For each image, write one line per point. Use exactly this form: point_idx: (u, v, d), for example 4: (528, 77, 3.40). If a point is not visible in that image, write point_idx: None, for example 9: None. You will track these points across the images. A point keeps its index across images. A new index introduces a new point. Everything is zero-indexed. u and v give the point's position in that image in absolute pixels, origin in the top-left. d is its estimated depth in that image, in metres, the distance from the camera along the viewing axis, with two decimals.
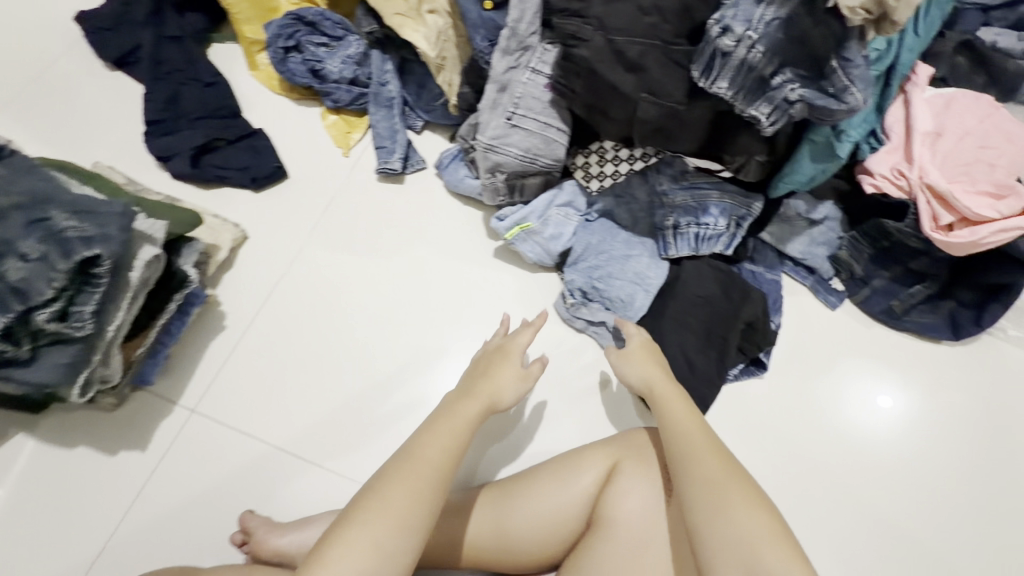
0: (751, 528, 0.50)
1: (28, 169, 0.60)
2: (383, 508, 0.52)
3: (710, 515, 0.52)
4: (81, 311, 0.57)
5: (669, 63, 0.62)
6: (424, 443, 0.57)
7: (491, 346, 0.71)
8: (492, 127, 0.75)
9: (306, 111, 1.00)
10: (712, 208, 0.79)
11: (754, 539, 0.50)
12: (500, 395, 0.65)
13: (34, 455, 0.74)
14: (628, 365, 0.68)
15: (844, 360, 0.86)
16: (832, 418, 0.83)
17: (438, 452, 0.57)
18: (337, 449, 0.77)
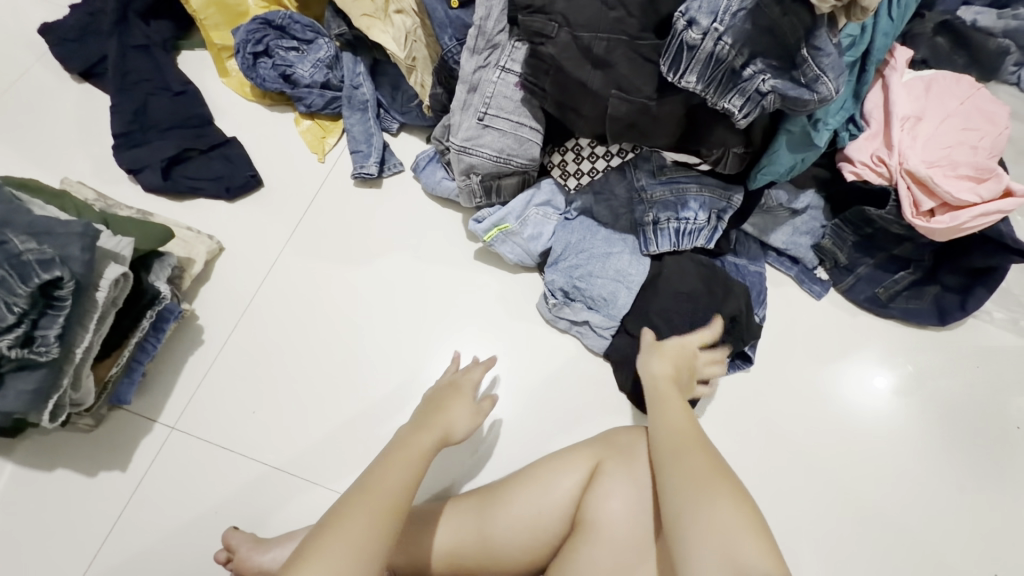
0: (730, 521, 0.49)
1: None
2: (343, 535, 0.50)
3: (689, 510, 0.51)
4: (45, 334, 0.55)
5: (637, 58, 0.60)
6: (382, 473, 0.57)
7: (445, 381, 0.73)
8: (464, 128, 0.74)
9: (279, 117, 0.99)
10: (692, 202, 0.78)
11: (734, 533, 0.48)
12: (455, 427, 0.65)
13: (13, 478, 0.73)
14: (655, 358, 0.70)
15: (862, 350, 0.85)
16: (835, 401, 0.82)
17: (397, 483, 0.56)
18: (342, 467, 0.76)
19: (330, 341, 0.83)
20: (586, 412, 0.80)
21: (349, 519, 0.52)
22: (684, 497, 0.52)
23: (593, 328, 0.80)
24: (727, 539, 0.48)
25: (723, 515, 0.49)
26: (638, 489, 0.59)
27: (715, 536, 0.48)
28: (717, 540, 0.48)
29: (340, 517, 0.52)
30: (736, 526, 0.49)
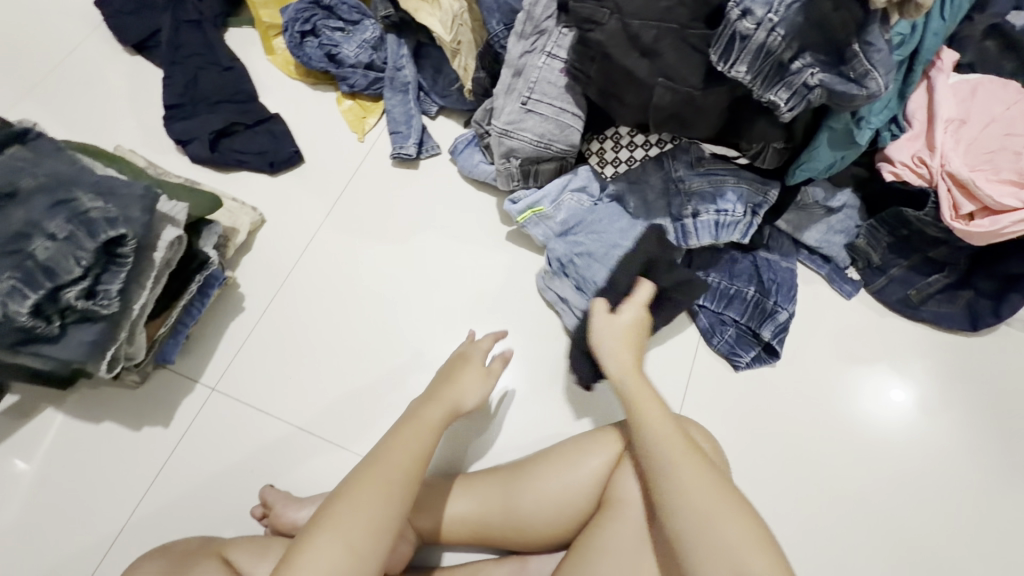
0: (737, 531, 0.50)
1: (54, 153, 0.62)
2: (359, 511, 0.52)
3: (693, 522, 0.51)
4: (107, 289, 0.58)
5: (685, 48, 0.60)
6: (392, 447, 0.58)
7: (458, 355, 0.73)
8: (507, 112, 0.75)
9: (322, 96, 1.01)
10: (729, 194, 0.78)
11: (740, 550, 0.49)
12: (462, 400, 0.67)
13: (62, 429, 0.76)
14: (607, 336, 0.69)
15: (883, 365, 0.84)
16: (849, 407, 0.82)
17: (406, 456, 0.57)
18: (365, 434, 0.78)
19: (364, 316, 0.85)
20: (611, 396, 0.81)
21: (366, 496, 0.53)
22: (684, 508, 0.52)
23: (573, 307, 0.81)
24: (731, 553, 0.49)
25: (729, 529, 0.50)
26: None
27: (724, 550, 0.49)
28: (722, 555, 0.49)
29: (353, 495, 0.53)
30: (743, 541, 0.50)
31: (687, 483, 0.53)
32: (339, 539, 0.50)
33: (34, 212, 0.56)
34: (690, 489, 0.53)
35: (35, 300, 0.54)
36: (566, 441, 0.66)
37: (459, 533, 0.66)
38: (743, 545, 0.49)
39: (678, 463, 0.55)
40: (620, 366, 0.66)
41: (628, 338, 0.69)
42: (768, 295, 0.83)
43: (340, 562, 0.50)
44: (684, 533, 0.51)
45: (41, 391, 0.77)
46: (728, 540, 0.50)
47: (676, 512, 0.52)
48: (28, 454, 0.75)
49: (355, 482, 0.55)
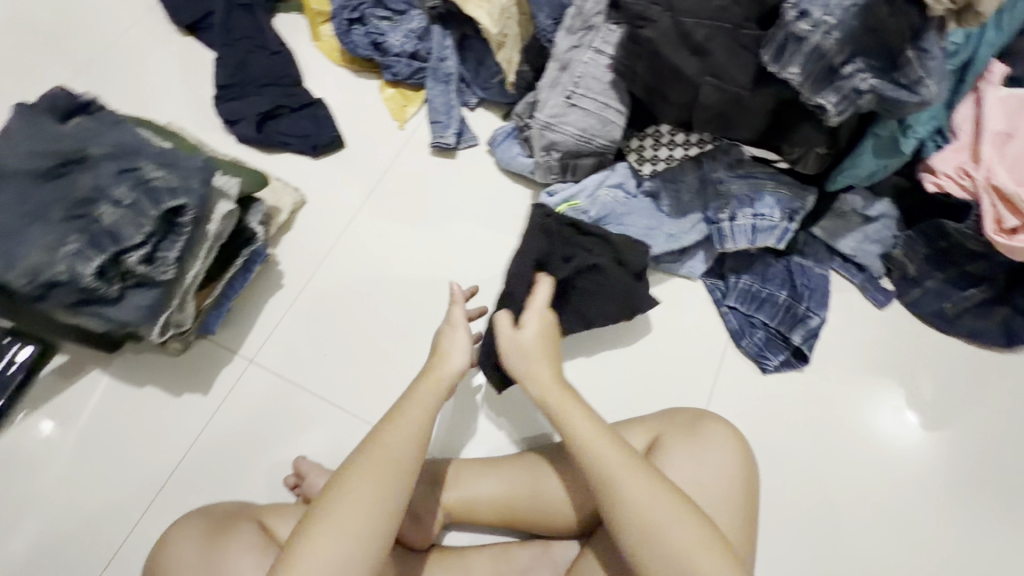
0: (686, 534, 0.51)
1: (114, 125, 0.65)
2: (354, 502, 0.52)
3: (642, 538, 0.52)
4: (164, 256, 0.60)
5: (736, 48, 0.61)
6: (387, 433, 0.57)
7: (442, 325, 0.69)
8: (551, 105, 0.77)
9: (365, 83, 1.03)
10: (767, 198, 0.79)
11: (689, 555, 0.51)
12: (451, 364, 0.64)
13: (105, 390, 0.79)
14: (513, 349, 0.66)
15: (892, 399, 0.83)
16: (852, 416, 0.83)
17: (401, 442, 0.57)
18: None
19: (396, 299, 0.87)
20: (637, 390, 0.82)
21: (358, 489, 0.53)
22: (633, 523, 0.52)
23: None
24: (680, 557, 0.51)
25: (674, 534, 0.51)
26: (695, 471, 0.60)
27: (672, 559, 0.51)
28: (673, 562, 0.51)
29: (345, 492, 0.53)
30: (694, 547, 0.51)
31: (632, 500, 0.53)
32: (339, 534, 0.51)
33: (102, 179, 0.59)
34: (643, 501, 0.53)
35: (100, 262, 0.56)
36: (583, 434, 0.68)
37: (486, 513, 0.67)
38: (691, 550, 0.51)
39: (616, 481, 0.54)
40: (539, 386, 0.62)
41: (540, 347, 0.65)
42: (800, 300, 0.83)
43: (344, 552, 0.50)
44: (636, 544, 0.52)
45: (88, 353, 0.80)
46: (676, 546, 0.51)
47: (624, 525, 0.53)
48: (72, 413, 0.78)
49: (346, 477, 0.54)
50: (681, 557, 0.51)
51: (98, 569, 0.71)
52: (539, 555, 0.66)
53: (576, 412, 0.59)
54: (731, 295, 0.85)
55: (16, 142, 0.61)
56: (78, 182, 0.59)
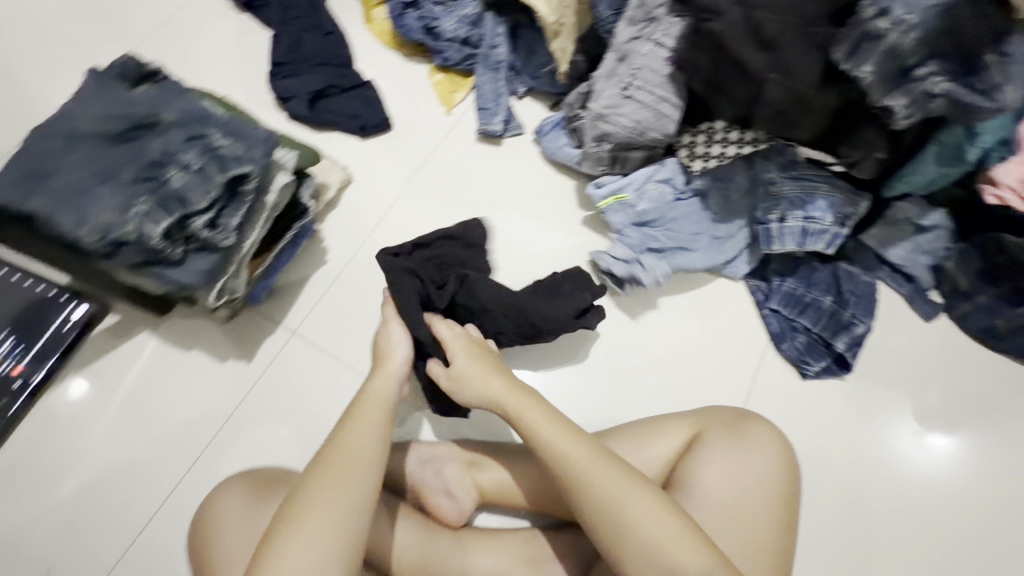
0: (661, 529, 0.51)
1: (178, 94, 0.67)
2: (322, 504, 0.53)
3: (617, 540, 0.52)
4: (227, 222, 0.62)
5: (808, 44, 0.59)
6: (344, 436, 0.59)
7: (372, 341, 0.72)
8: (606, 96, 0.77)
9: (414, 67, 1.04)
10: (820, 201, 0.78)
11: (666, 552, 0.50)
12: (393, 363, 0.67)
13: (154, 352, 0.81)
14: (466, 371, 0.65)
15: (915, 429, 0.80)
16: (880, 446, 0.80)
17: (359, 442, 0.58)
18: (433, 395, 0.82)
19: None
20: (674, 387, 0.82)
21: (324, 492, 0.54)
22: (604, 525, 0.53)
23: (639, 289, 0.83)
24: (659, 554, 0.50)
25: (650, 531, 0.51)
26: (738, 467, 0.60)
27: (649, 557, 0.51)
28: (651, 561, 0.50)
29: (311, 498, 0.53)
30: (672, 543, 0.50)
31: (601, 503, 0.53)
32: (312, 539, 0.51)
33: (170, 144, 0.60)
34: (616, 500, 0.53)
35: (167, 224, 0.58)
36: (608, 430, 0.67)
37: (522, 497, 0.68)
38: (669, 546, 0.50)
39: (584, 485, 0.54)
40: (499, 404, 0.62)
41: (485, 360, 0.67)
42: (845, 306, 0.81)
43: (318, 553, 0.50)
44: (612, 546, 0.52)
45: (138, 316, 0.83)
46: (652, 543, 0.51)
47: (601, 529, 0.53)
48: (121, 372, 0.80)
49: (309, 484, 0.55)
50: (660, 553, 0.50)
51: (142, 523, 0.74)
52: (571, 542, 0.66)
53: (538, 419, 0.59)
54: (774, 297, 0.84)
55: (89, 106, 0.63)
56: (146, 147, 0.61)
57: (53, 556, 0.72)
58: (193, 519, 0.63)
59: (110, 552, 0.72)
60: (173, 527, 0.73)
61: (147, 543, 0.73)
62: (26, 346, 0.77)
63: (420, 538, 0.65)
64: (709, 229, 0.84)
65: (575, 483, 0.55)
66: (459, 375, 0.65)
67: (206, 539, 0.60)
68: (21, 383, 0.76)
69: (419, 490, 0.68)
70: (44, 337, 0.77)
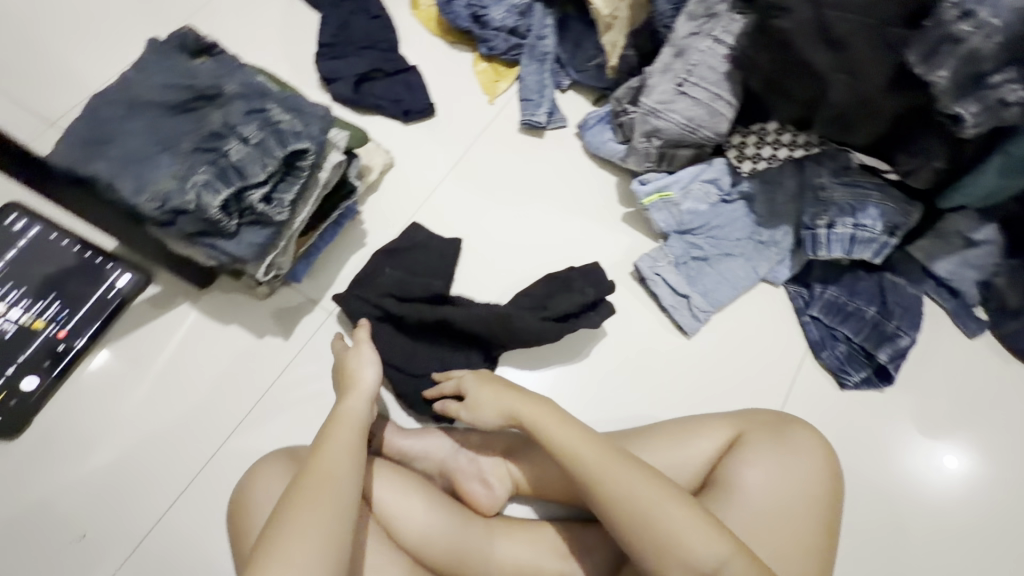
0: (684, 525, 0.51)
1: (234, 68, 0.67)
2: (302, 539, 0.47)
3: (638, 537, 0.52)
4: (282, 197, 0.62)
5: (881, 46, 0.58)
6: (317, 463, 0.53)
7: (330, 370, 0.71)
8: (660, 91, 0.76)
9: (459, 54, 1.04)
10: (871, 209, 0.75)
11: (691, 548, 0.50)
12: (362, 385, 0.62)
13: (193, 325, 0.82)
14: (481, 389, 0.65)
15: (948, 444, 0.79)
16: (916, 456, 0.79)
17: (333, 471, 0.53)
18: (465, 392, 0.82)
19: (473, 269, 0.87)
20: (710, 390, 0.81)
21: (301, 531, 0.48)
22: (626, 524, 0.52)
23: (689, 307, 0.82)
24: (684, 551, 0.50)
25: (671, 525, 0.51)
26: (781, 470, 0.59)
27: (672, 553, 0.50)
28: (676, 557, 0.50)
29: (287, 537, 0.47)
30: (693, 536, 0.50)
31: (620, 504, 0.53)
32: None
33: (232, 116, 0.61)
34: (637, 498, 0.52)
35: (226, 196, 0.59)
36: (642, 429, 0.67)
37: (556, 488, 0.67)
38: (693, 543, 0.50)
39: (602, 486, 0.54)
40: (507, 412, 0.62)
41: (491, 385, 0.65)
42: (890, 318, 0.80)
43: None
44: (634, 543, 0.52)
45: (178, 288, 0.83)
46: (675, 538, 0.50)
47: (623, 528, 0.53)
48: (161, 342, 0.81)
49: (284, 522, 0.48)
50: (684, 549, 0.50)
51: (175, 495, 0.73)
52: (605, 536, 0.65)
53: (550, 423, 0.59)
54: (815, 305, 0.83)
55: (149, 75, 0.64)
56: (208, 117, 0.61)
57: (88, 521, 0.72)
58: (230, 500, 0.62)
59: (142, 522, 0.72)
60: (206, 500, 0.73)
61: (178, 515, 0.73)
62: (71, 310, 0.78)
63: (455, 526, 0.64)
64: (752, 234, 0.84)
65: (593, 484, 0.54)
66: (473, 410, 0.65)
67: (243, 515, 0.59)
68: (64, 347, 0.77)
69: (453, 477, 0.68)
70: (89, 302, 0.79)
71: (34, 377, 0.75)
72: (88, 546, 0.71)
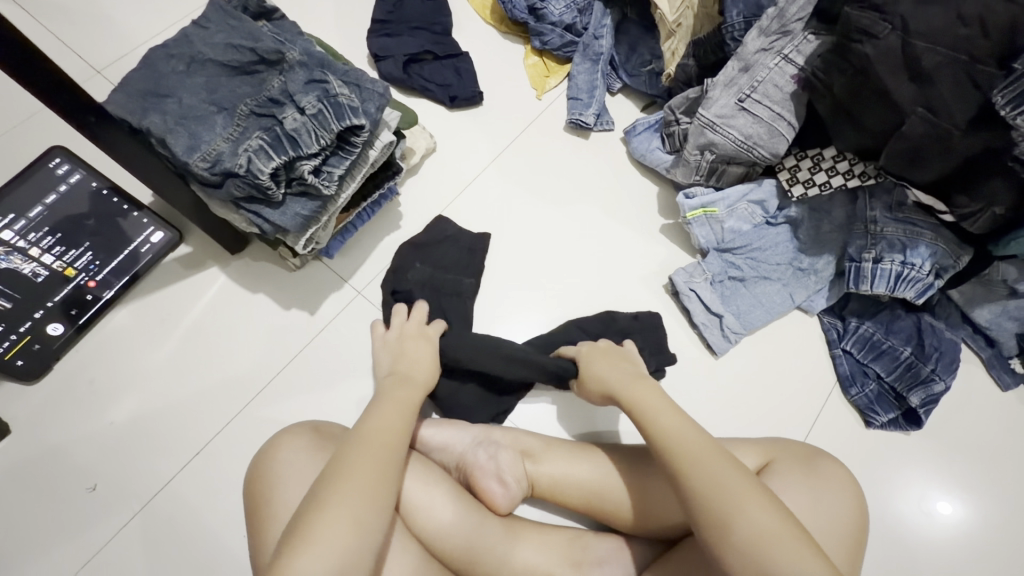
0: (760, 521, 0.45)
1: (294, 34, 0.66)
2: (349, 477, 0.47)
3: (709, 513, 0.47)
4: (331, 171, 0.62)
5: (967, 84, 0.58)
6: (370, 423, 0.55)
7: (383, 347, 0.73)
8: (720, 104, 0.75)
9: (510, 45, 1.02)
10: (922, 248, 0.72)
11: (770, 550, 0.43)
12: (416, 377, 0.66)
13: (221, 290, 0.81)
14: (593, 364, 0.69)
15: (950, 488, 0.78)
16: (918, 499, 0.77)
17: (385, 429, 0.54)
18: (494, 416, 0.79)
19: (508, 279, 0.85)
20: (733, 413, 0.79)
21: (354, 471, 0.48)
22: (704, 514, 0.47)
23: (721, 326, 0.81)
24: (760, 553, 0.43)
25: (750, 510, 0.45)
26: (812, 501, 0.58)
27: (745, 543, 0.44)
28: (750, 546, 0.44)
29: (341, 474, 0.47)
30: (780, 537, 0.44)
31: (699, 477, 0.48)
32: (343, 519, 0.44)
33: (291, 85, 0.60)
34: (719, 477, 0.48)
35: (278, 164, 0.58)
36: None
37: (573, 497, 0.67)
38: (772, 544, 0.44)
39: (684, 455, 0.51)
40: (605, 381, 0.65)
41: (606, 356, 0.69)
42: (925, 361, 0.77)
43: (350, 537, 0.44)
44: (702, 521, 0.47)
45: (210, 251, 0.83)
46: (750, 531, 0.44)
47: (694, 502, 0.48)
48: (188, 302, 0.81)
49: (337, 462, 0.49)
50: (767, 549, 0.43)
51: (187, 458, 0.73)
52: (615, 550, 0.65)
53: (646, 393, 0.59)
54: (848, 339, 0.82)
55: (212, 31, 0.62)
56: (267, 83, 0.61)
57: (98, 473, 0.72)
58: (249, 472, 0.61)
59: (150, 482, 0.72)
60: (216, 467, 0.73)
61: (187, 479, 0.72)
62: (102, 263, 0.77)
63: (469, 523, 0.63)
64: (793, 259, 0.82)
65: (673, 454, 0.51)
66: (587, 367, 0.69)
67: (264, 482, 0.59)
68: (91, 298, 0.76)
69: (470, 472, 0.67)
70: (122, 254, 0.78)
71: (58, 325, 0.75)
72: (97, 499, 0.71)
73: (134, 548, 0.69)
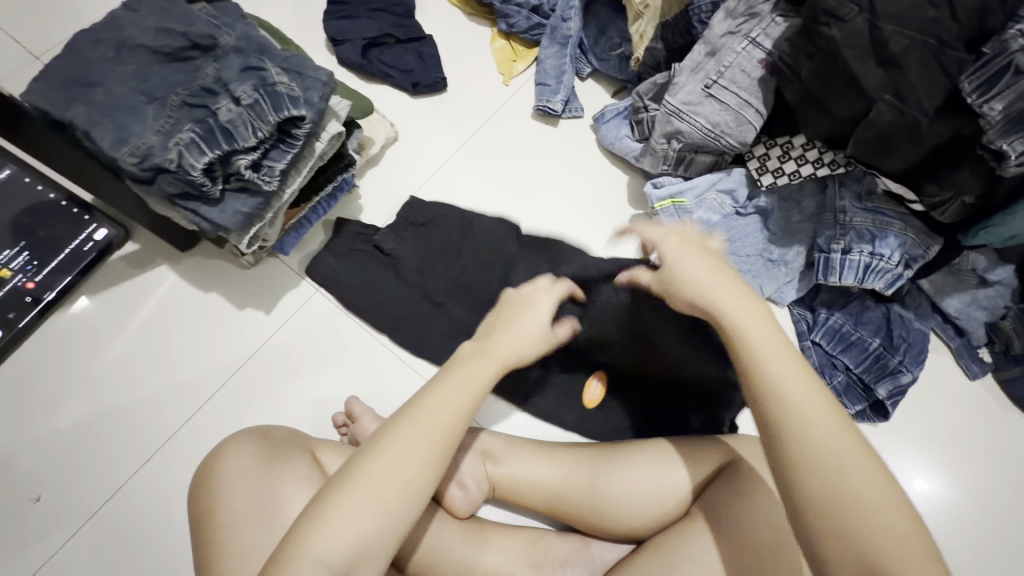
0: (870, 495, 0.41)
1: (234, 17, 0.62)
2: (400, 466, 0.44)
3: (806, 493, 0.41)
4: (272, 166, 0.59)
5: (934, 68, 0.56)
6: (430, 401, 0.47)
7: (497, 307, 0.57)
8: (687, 91, 0.73)
9: (476, 28, 0.98)
10: (891, 238, 0.71)
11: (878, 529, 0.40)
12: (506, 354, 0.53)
13: (171, 289, 0.78)
14: (683, 265, 0.54)
15: (918, 477, 0.78)
16: None
17: (448, 409, 0.47)
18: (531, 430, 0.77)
19: None
20: None
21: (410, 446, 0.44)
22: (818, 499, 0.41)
23: None
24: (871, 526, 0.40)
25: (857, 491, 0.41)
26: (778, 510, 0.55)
27: (846, 535, 0.40)
28: (848, 530, 0.40)
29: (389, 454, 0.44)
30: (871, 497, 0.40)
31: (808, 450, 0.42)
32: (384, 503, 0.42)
33: (226, 72, 0.56)
34: (831, 456, 0.41)
35: (211, 159, 0.55)
36: (631, 445, 0.65)
37: (533, 497, 0.66)
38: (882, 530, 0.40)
39: (803, 431, 0.42)
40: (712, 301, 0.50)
41: (695, 252, 0.55)
42: (893, 353, 0.77)
43: (373, 521, 0.42)
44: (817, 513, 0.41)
45: (159, 248, 0.79)
46: (870, 515, 0.40)
47: (800, 492, 0.41)
48: (137, 303, 0.77)
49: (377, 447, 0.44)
50: (872, 528, 0.40)
51: (138, 464, 0.70)
52: (577, 550, 0.65)
53: (760, 333, 0.47)
54: (817, 330, 0.80)
55: (142, 15, 0.57)
56: (201, 71, 0.57)
57: (43, 484, 0.69)
58: (192, 482, 0.59)
59: (103, 489, 0.69)
60: (170, 471, 0.71)
61: (140, 486, 0.70)
62: (40, 262, 0.73)
63: (429, 527, 0.62)
64: (763, 250, 0.80)
65: (781, 418, 0.43)
66: (681, 275, 0.53)
67: (208, 491, 0.57)
68: (32, 299, 0.73)
69: None
70: (63, 253, 0.74)
71: None
72: (43, 510, 0.68)
73: (84, 560, 0.67)
